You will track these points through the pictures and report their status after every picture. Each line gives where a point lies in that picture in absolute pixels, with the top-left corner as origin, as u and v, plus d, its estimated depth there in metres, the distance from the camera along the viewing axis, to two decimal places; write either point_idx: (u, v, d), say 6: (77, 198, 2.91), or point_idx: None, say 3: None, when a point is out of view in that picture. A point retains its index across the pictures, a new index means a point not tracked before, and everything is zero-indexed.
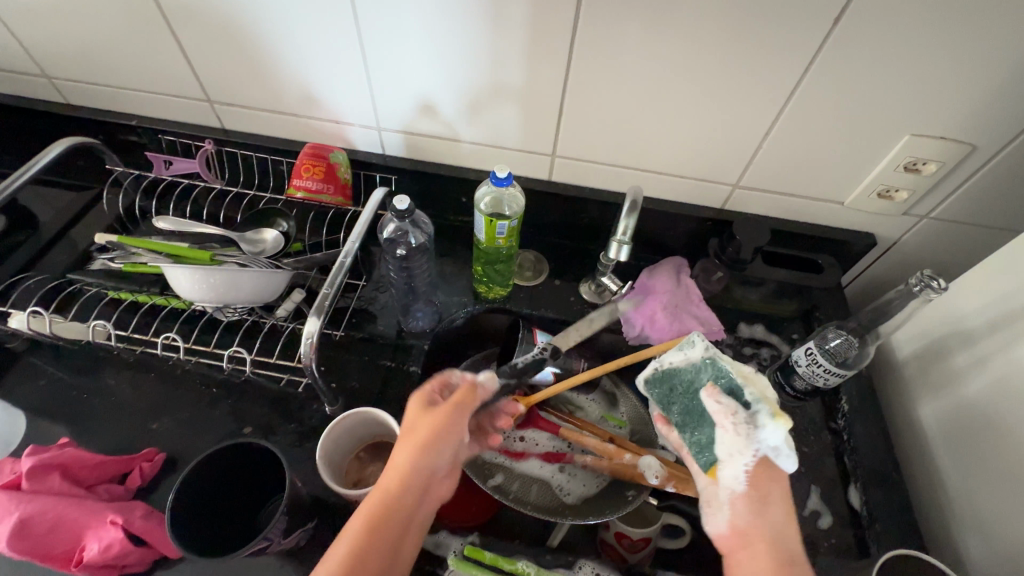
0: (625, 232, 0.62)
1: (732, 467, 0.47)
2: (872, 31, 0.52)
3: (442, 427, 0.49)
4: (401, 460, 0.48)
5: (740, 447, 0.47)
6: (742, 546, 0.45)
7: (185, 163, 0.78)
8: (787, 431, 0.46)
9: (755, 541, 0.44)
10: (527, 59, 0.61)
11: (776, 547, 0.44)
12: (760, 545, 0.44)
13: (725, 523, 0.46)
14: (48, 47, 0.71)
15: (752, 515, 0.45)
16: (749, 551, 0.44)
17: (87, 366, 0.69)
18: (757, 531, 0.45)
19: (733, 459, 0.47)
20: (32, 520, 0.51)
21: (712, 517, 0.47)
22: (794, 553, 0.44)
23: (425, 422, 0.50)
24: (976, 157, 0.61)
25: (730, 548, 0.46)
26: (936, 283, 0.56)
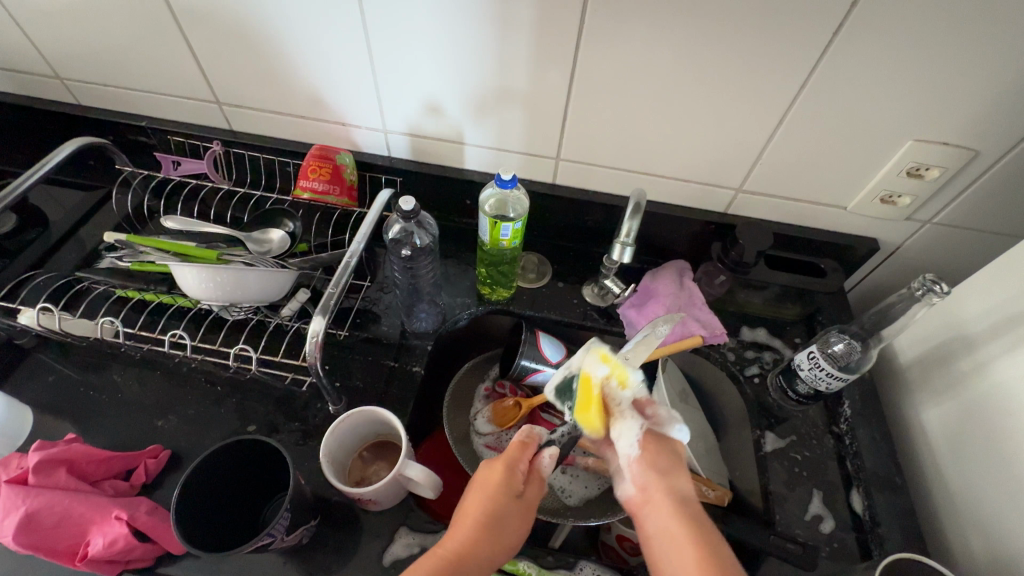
0: (628, 234, 0.63)
1: (625, 439, 0.51)
2: (876, 36, 0.52)
3: (521, 516, 0.49)
4: (483, 537, 0.46)
5: (626, 423, 0.52)
6: (646, 502, 0.48)
7: (193, 164, 0.78)
8: (597, 354, 0.55)
9: (655, 494, 0.48)
10: (532, 62, 0.62)
11: (677, 498, 0.47)
12: (656, 499, 0.47)
13: (631, 486, 0.49)
14: (62, 48, 0.72)
15: (648, 475, 0.49)
16: (652, 504, 0.48)
17: (95, 362, 0.70)
18: (658, 486, 0.48)
19: (623, 434, 0.51)
20: (39, 514, 0.51)
21: (621, 485, 0.51)
22: (688, 497, 0.48)
23: (512, 510, 0.49)
24: (979, 163, 0.61)
25: (637, 506, 0.49)
26: (939, 287, 0.56)
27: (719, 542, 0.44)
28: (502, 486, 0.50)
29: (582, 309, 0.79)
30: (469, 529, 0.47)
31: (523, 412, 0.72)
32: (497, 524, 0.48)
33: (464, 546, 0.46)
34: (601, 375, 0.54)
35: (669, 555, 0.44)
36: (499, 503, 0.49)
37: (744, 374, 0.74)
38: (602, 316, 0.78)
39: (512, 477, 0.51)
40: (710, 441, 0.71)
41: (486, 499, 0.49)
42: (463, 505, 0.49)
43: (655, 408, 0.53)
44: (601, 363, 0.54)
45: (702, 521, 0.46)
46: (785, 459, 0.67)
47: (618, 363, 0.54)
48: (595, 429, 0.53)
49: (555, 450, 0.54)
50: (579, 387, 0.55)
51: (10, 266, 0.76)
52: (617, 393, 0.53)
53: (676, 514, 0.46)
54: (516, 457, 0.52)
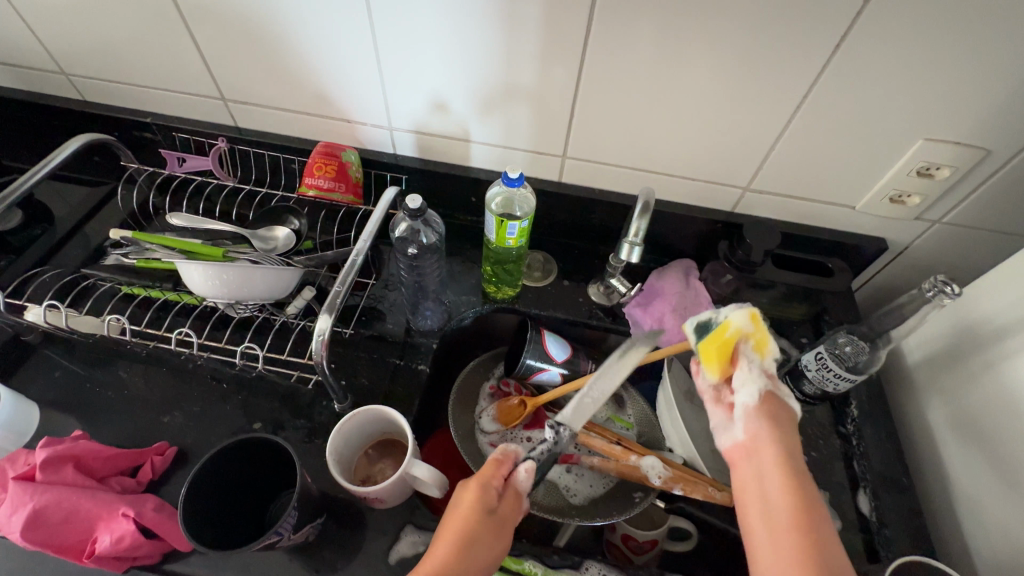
0: (637, 233, 0.62)
1: (746, 393, 0.48)
2: (887, 34, 0.51)
3: (497, 534, 0.49)
4: (457, 560, 0.46)
5: (753, 378, 0.49)
6: (749, 451, 0.46)
7: (198, 160, 0.80)
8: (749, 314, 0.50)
9: (761, 446, 0.45)
10: (539, 61, 0.61)
11: (782, 452, 0.45)
12: (764, 451, 0.45)
13: (738, 433, 0.47)
14: (68, 45, 0.72)
15: (760, 427, 0.47)
16: (757, 454, 0.45)
17: (101, 359, 0.70)
18: (769, 441, 0.46)
19: (746, 389, 0.48)
20: (46, 510, 0.51)
21: (724, 433, 0.49)
22: (796, 459, 0.45)
23: (486, 530, 0.48)
24: (991, 162, 0.61)
25: (739, 456, 0.47)
26: (951, 287, 0.55)
27: (818, 503, 0.42)
28: (474, 507, 0.49)
29: (588, 308, 0.79)
30: (445, 550, 0.46)
31: (528, 411, 0.73)
32: (472, 545, 0.47)
33: (439, 568, 0.45)
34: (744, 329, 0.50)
35: (762, 507, 0.42)
36: (473, 525, 0.48)
37: None
38: (608, 314, 0.78)
39: (485, 496, 0.50)
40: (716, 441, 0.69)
41: (462, 519, 0.48)
42: (442, 525, 0.49)
43: (776, 380, 0.50)
44: (750, 321, 0.50)
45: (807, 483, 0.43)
46: None
47: (767, 328, 0.51)
48: (714, 371, 0.51)
49: (530, 465, 0.52)
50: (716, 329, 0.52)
51: (16, 262, 0.76)
52: (754, 354, 0.50)
53: (783, 471, 0.43)
54: (490, 475, 0.51)
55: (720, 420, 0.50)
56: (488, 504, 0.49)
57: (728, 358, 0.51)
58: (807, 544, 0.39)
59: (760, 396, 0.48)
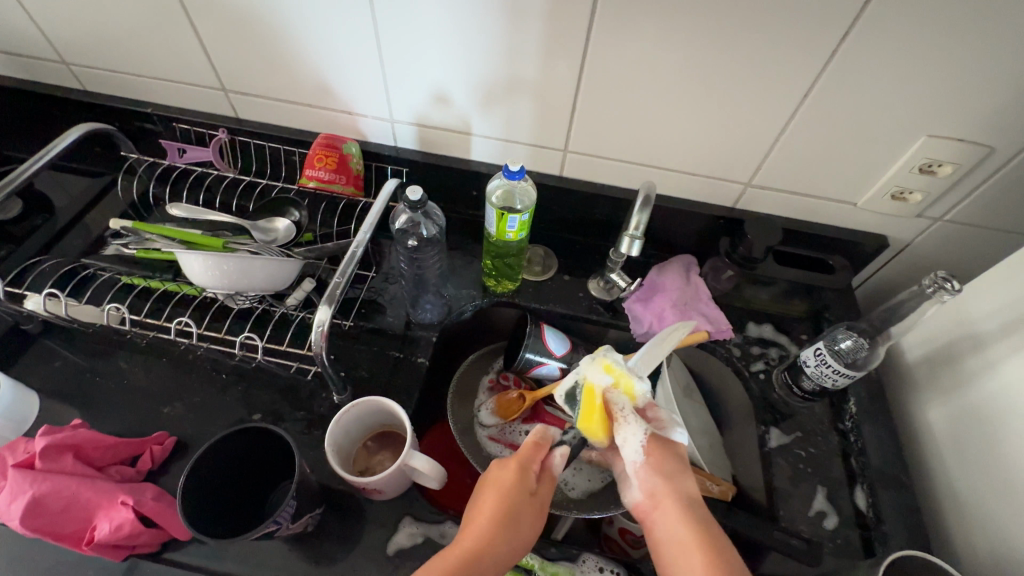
0: (637, 227, 0.62)
1: (631, 445, 0.50)
2: (892, 29, 0.51)
3: (535, 515, 0.49)
4: (497, 537, 0.46)
5: (629, 427, 0.51)
6: (653, 509, 0.48)
7: (198, 152, 0.79)
8: (600, 364, 0.55)
9: (665, 500, 0.47)
10: (542, 54, 0.61)
11: (684, 501, 0.47)
12: (669, 504, 0.47)
13: (638, 492, 0.49)
14: (68, 34, 0.72)
15: (657, 479, 0.48)
16: (660, 510, 0.47)
17: (101, 349, 0.70)
18: (666, 492, 0.47)
19: (629, 440, 0.50)
20: (45, 499, 0.51)
21: (627, 492, 0.50)
22: (696, 502, 0.47)
23: (525, 509, 0.48)
24: (994, 159, 0.61)
25: (646, 512, 0.48)
26: (951, 284, 0.56)
27: (727, 546, 0.44)
28: (515, 485, 0.49)
29: (588, 303, 0.78)
30: (486, 526, 0.46)
31: (526, 404, 0.73)
32: (512, 524, 0.47)
33: (481, 544, 0.45)
34: (602, 382, 0.54)
35: (677, 564, 0.44)
36: (515, 503, 0.48)
37: (750, 370, 0.74)
38: (607, 310, 0.78)
39: (524, 476, 0.50)
40: (714, 436, 0.70)
41: (502, 496, 0.48)
42: (478, 503, 0.49)
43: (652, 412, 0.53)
44: (604, 371, 0.55)
45: (709, 526, 0.46)
46: (790, 455, 0.67)
47: (622, 370, 0.54)
48: (600, 436, 0.53)
49: (565, 449, 0.53)
50: (585, 396, 0.54)
51: (17, 251, 0.76)
52: (621, 399, 0.53)
53: (686, 522, 0.45)
54: (529, 457, 0.52)
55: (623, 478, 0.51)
56: (528, 485, 0.50)
57: (605, 417, 0.53)
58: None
59: (645, 444, 0.50)
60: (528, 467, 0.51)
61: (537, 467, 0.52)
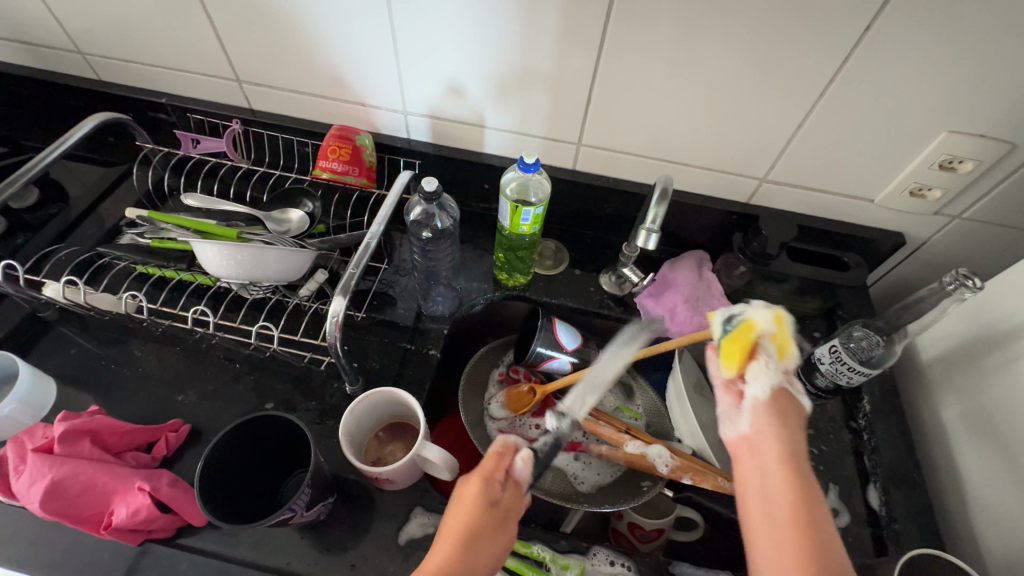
0: (654, 220, 0.62)
1: (759, 386, 0.48)
2: (913, 23, 0.50)
3: (501, 532, 0.46)
4: (464, 554, 0.44)
5: (770, 373, 0.48)
6: (753, 445, 0.45)
7: (212, 143, 0.80)
8: (776, 314, 0.50)
9: (767, 440, 0.45)
10: (559, 46, 0.61)
11: (788, 449, 0.44)
12: (773, 445, 0.45)
13: (744, 426, 0.47)
14: (86, 24, 0.72)
15: (773, 423, 0.46)
16: (761, 448, 0.45)
17: (117, 337, 0.71)
18: (774, 434, 0.45)
19: (761, 382, 0.48)
20: (65, 482, 0.52)
21: (728, 422, 0.48)
22: (802, 455, 0.44)
23: (489, 524, 0.46)
24: (1015, 157, 0.60)
25: (741, 448, 0.46)
26: (972, 282, 0.55)
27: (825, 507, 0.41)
28: (476, 500, 0.47)
29: (599, 298, 0.78)
30: (449, 546, 0.44)
31: (537, 398, 0.73)
32: (475, 545, 0.44)
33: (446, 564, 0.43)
34: (767, 327, 0.50)
35: (763, 505, 0.41)
36: (476, 520, 0.45)
37: None
38: (619, 304, 0.78)
39: (486, 489, 0.48)
40: None
41: (465, 513, 0.46)
42: (445, 522, 0.47)
43: (791, 377, 0.50)
44: (774, 320, 0.50)
45: (807, 477, 0.43)
46: None
47: (790, 332, 0.50)
48: (732, 367, 0.50)
49: (528, 454, 0.51)
50: (742, 327, 0.51)
51: (34, 239, 0.77)
52: (775, 352, 0.49)
53: (786, 464, 0.43)
54: (490, 468, 0.49)
55: (728, 409, 0.49)
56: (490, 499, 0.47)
57: (748, 356, 0.50)
58: (809, 543, 0.38)
59: (772, 393, 0.48)
60: (490, 479, 0.49)
61: (499, 476, 0.49)
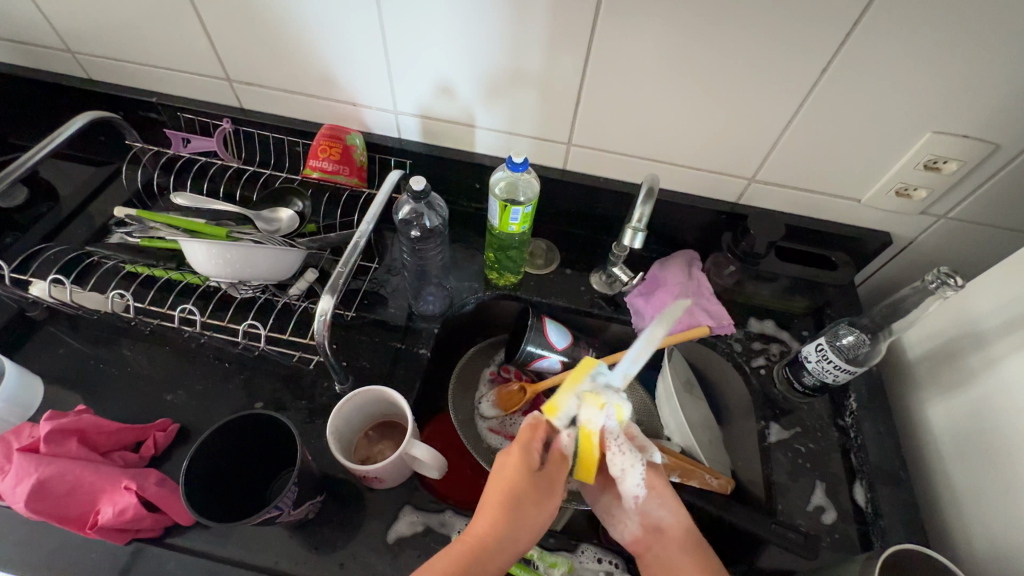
0: (640, 219, 0.63)
1: (633, 479, 0.50)
2: (895, 26, 0.51)
3: (543, 497, 0.50)
4: (508, 520, 0.48)
5: (629, 460, 0.49)
6: (649, 540, 0.52)
7: (203, 142, 0.79)
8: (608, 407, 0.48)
9: (661, 535, 0.51)
10: (548, 47, 0.61)
11: (677, 531, 0.51)
12: (666, 536, 0.51)
13: (636, 524, 0.53)
14: (76, 24, 0.72)
15: (656, 510, 0.52)
16: (660, 544, 0.51)
17: (106, 336, 0.71)
18: (660, 523, 0.52)
19: (630, 474, 0.49)
20: (51, 482, 0.52)
21: (624, 522, 0.54)
22: (692, 530, 0.51)
23: (531, 490, 0.49)
24: (999, 157, 0.60)
25: (645, 546, 0.52)
26: (954, 280, 0.55)
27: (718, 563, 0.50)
28: (520, 469, 0.50)
29: (590, 297, 0.78)
30: (494, 517, 0.47)
31: (527, 396, 0.74)
32: (518, 513, 0.48)
33: (492, 531, 0.47)
34: (602, 425, 0.49)
35: None
36: (519, 488, 0.49)
37: (751, 365, 0.74)
38: (609, 304, 0.78)
39: (527, 459, 0.50)
40: (714, 431, 0.71)
41: (507, 484, 0.49)
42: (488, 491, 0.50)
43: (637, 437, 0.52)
44: (599, 410, 0.48)
45: (704, 549, 0.50)
46: (789, 450, 0.67)
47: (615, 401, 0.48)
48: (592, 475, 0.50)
49: (575, 428, 0.51)
50: (583, 443, 0.49)
51: (23, 239, 0.77)
52: (617, 432, 0.49)
53: (681, 549, 0.50)
54: (528, 439, 0.51)
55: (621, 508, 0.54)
56: (532, 464, 0.50)
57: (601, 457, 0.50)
58: None
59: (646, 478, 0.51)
60: (528, 448, 0.51)
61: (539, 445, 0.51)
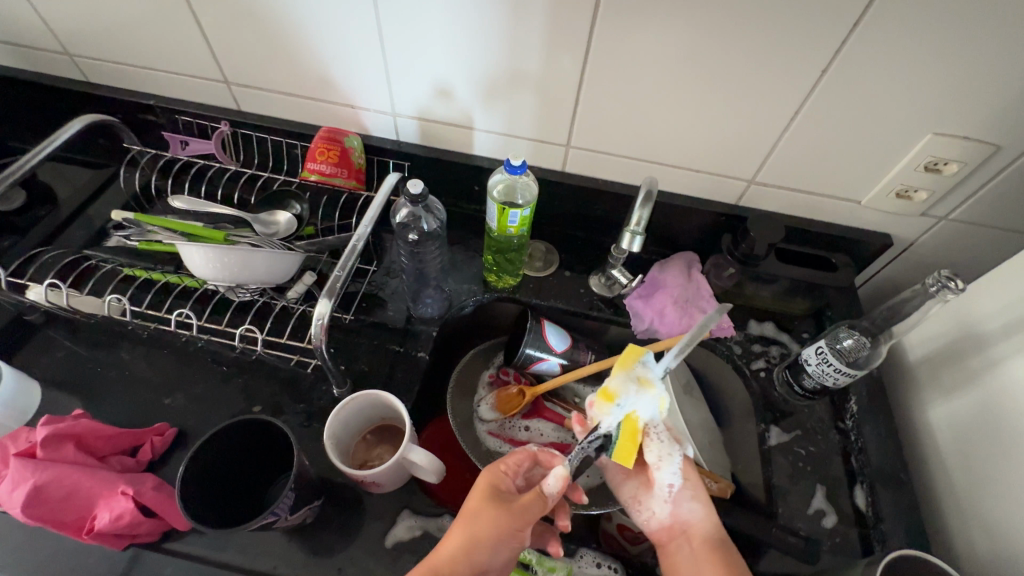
0: (639, 222, 0.63)
1: (668, 468, 0.52)
2: (895, 27, 0.51)
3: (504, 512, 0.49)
4: (466, 535, 0.48)
5: (668, 449, 0.52)
6: (675, 532, 0.52)
7: (201, 145, 0.80)
8: (658, 400, 0.52)
9: (689, 527, 0.52)
10: (546, 48, 0.60)
11: (705, 526, 0.52)
12: (694, 530, 0.52)
13: (665, 514, 0.53)
14: (73, 26, 0.72)
15: (688, 504, 0.53)
16: (685, 536, 0.52)
17: (103, 340, 0.71)
18: (689, 517, 0.52)
19: (666, 464, 0.52)
20: (47, 487, 0.52)
21: (651, 513, 0.54)
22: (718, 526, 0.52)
23: (488, 504, 0.50)
24: (1000, 159, 0.60)
25: (669, 537, 0.52)
26: (955, 282, 0.55)
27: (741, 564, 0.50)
28: (481, 488, 0.52)
29: (589, 299, 0.78)
30: (453, 534, 0.49)
31: (526, 400, 0.73)
32: (476, 533, 0.48)
33: (449, 547, 0.48)
34: (648, 414, 0.53)
35: None
36: (478, 504, 0.50)
37: (751, 367, 0.73)
38: (609, 306, 0.78)
39: (490, 480, 0.53)
40: (714, 434, 0.70)
41: (468, 503, 0.51)
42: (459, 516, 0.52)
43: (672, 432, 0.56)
44: (652, 402, 0.52)
45: (728, 548, 0.51)
46: (790, 453, 0.67)
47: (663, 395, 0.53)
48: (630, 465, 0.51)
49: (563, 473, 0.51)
50: (628, 429, 0.52)
51: (20, 242, 0.76)
52: (658, 423, 0.53)
53: (706, 544, 0.51)
54: (494, 464, 0.55)
55: (649, 497, 0.55)
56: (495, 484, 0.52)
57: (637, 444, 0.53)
58: None
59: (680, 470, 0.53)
60: (496, 472, 0.54)
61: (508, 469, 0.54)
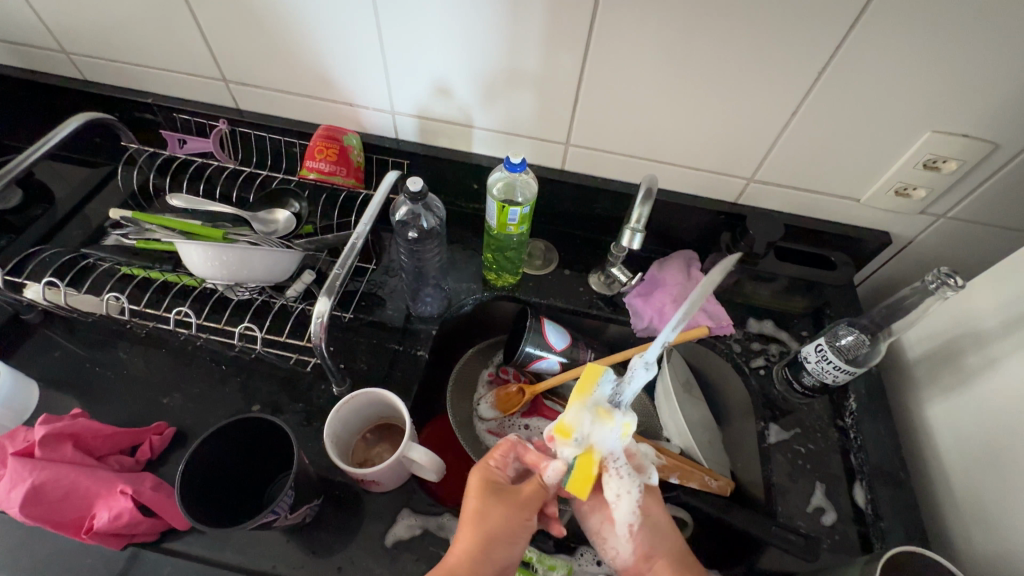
0: (639, 220, 0.63)
1: (626, 506, 0.50)
2: (892, 27, 0.51)
3: (512, 509, 0.50)
4: (478, 536, 0.48)
5: (626, 486, 0.50)
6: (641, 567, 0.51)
7: (199, 143, 0.79)
8: (618, 431, 0.49)
9: (654, 562, 0.51)
10: (545, 46, 0.60)
11: (671, 560, 0.51)
12: (659, 564, 0.50)
13: (629, 552, 0.51)
14: (70, 24, 0.71)
15: (649, 539, 0.51)
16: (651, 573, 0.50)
17: (101, 339, 0.70)
18: (654, 552, 0.51)
19: (624, 502, 0.50)
20: (45, 487, 0.52)
21: (618, 549, 0.52)
22: (683, 557, 0.51)
23: (495, 504, 0.50)
24: (997, 157, 0.60)
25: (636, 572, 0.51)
26: (954, 280, 0.55)
27: None
28: (480, 486, 0.51)
29: (588, 297, 0.78)
30: (464, 536, 0.48)
31: (526, 398, 0.74)
32: (490, 533, 0.48)
33: (462, 550, 0.48)
34: (608, 445, 0.49)
35: None
36: (483, 504, 0.50)
37: (750, 366, 0.73)
38: (608, 305, 0.77)
39: (487, 478, 0.52)
40: (714, 432, 0.70)
41: (472, 503, 0.51)
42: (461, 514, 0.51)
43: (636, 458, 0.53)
44: (611, 433, 0.49)
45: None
46: (790, 451, 0.67)
47: (622, 424, 0.49)
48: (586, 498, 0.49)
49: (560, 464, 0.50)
50: (584, 464, 0.48)
51: (17, 241, 0.76)
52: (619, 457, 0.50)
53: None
54: (486, 459, 0.54)
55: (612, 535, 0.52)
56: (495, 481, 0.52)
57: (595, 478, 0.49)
58: None
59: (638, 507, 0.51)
60: (490, 468, 0.53)
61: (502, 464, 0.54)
